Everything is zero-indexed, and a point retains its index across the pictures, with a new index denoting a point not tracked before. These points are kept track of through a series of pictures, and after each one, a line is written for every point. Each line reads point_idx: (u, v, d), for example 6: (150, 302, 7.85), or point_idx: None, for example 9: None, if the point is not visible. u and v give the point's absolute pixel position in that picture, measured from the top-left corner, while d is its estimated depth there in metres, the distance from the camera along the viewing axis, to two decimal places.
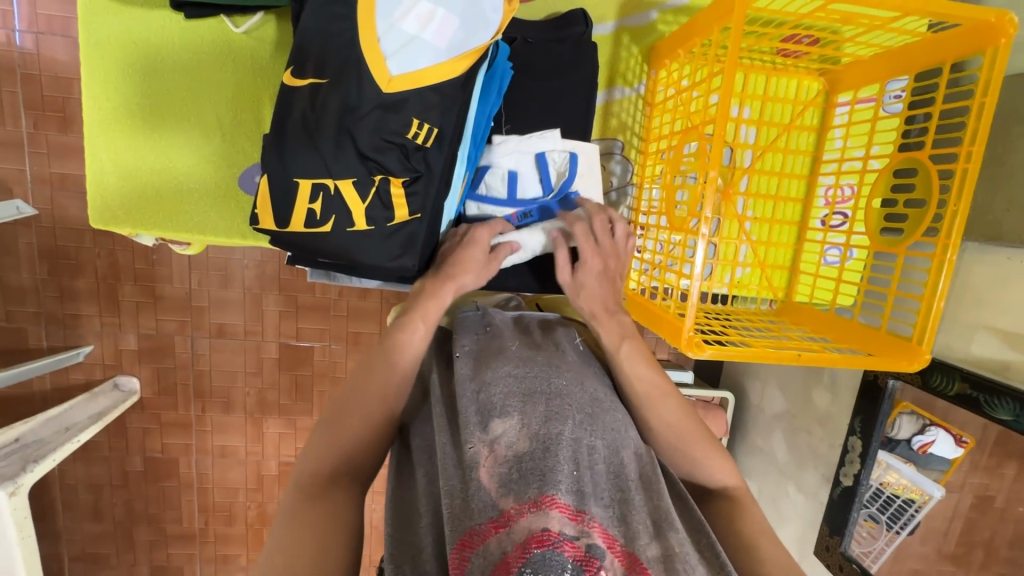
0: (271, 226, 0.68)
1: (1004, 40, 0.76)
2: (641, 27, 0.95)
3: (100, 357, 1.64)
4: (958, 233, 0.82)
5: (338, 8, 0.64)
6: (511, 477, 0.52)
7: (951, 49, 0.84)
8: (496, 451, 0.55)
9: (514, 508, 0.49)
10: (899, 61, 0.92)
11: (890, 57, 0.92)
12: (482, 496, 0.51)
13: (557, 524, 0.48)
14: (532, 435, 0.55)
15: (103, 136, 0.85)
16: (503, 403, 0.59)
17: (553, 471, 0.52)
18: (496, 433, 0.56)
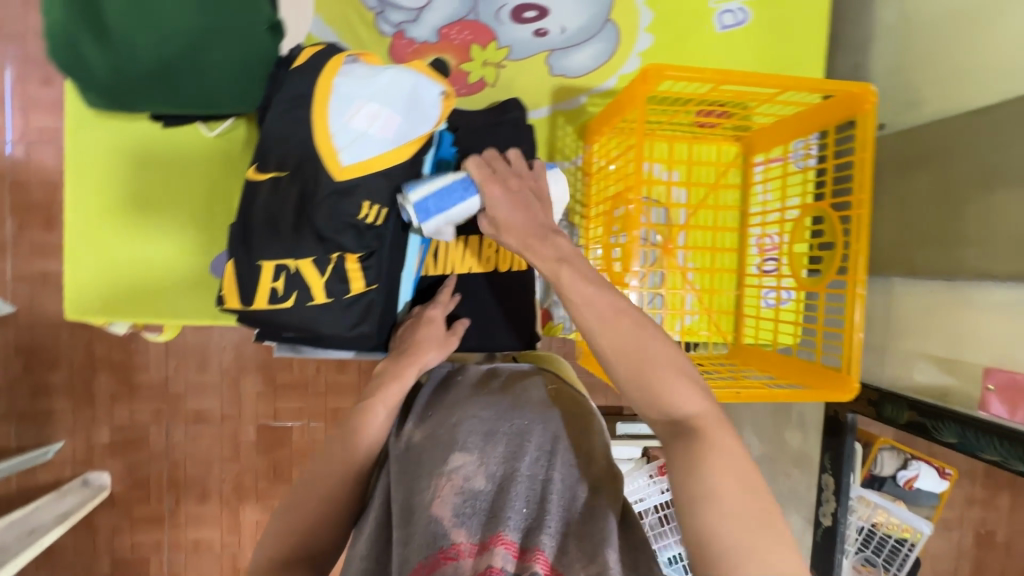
0: (237, 304, 0.73)
1: (868, 105, 0.90)
2: (574, 109, 1.05)
3: (70, 453, 1.62)
4: (864, 269, 0.91)
5: (297, 113, 0.73)
6: (464, 511, 0.56)
7: (831, 115, 0.96)
8: (453, 484, 0.58)
9: (462, 544, 0.53)
10: (794, 125, 1.02)
11: (784, 124, 1.03)
12: (432, 528, 0.54)
13: (500, 559, 0.51)
14: (487, 474, 0.59)
15: (81, 234, 0.91)
16: (465, 442, 0.63)
17: (503, 510, 0.56)
18: (454, 467, 0.60)
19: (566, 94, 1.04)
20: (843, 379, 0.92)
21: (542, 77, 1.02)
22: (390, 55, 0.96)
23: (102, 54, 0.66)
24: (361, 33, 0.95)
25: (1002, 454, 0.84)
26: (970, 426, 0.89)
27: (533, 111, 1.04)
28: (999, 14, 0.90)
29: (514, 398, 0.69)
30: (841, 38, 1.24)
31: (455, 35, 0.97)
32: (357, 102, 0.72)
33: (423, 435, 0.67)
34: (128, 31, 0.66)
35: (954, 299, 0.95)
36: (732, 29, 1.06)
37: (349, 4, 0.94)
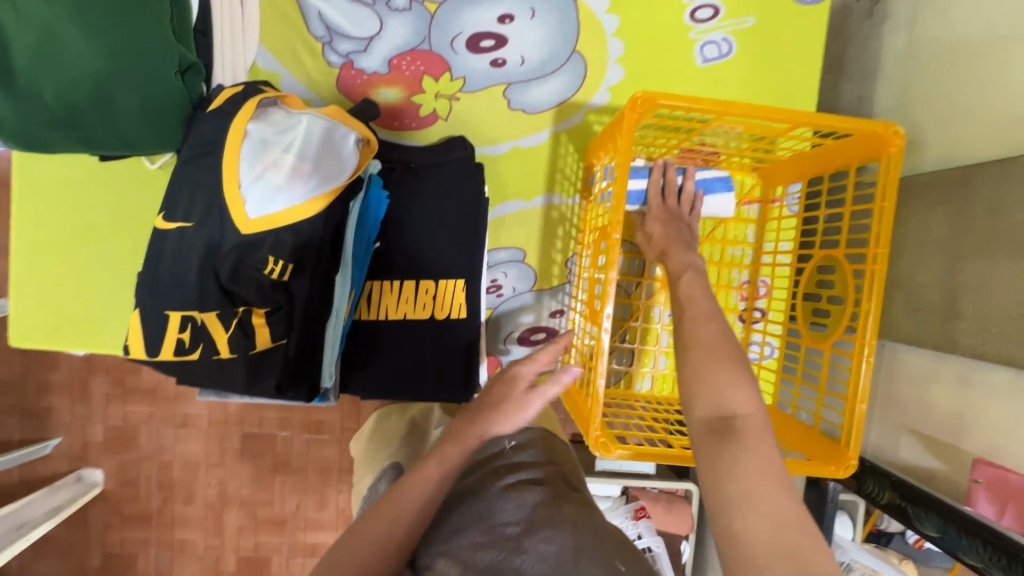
0: (141, 355, 0.69)
1: (893, 151, 0.68)
2: (534, 147, 0.96)
3: (67, 450, 1.68)
4: (873, 331, 0.70)
5: (208, 158, 0.69)
6: None
7: (853, 153, 0.76)
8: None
9: None
10: (810, 161, 0.83)
11: (801, 158, 0.85)
12: None
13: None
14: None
15: (26, 261, 0.91)
16: (442, 542, 0.60)
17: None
18: (436, 575, 0.57)
19: (525, 129, 0.96)
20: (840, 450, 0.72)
21: (500, 111, 0.95)
22: (338, 87, 0.92)
23: (3, 96, 0.65)
24: (309, 65, 0.92)
25: (983, 560, 0.72)
26: (953, 522, 0.76)
27: (487, 147, 0.96)
28: (1012, 48, 0.76)
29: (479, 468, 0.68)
30: (847, 65, 1.10)
31: (407, 65, 0.92)
32: (271, 147, 0.69)
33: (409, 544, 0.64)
34: (34, 74, 0.66)
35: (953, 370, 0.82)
36: (714, 62, 0.97)
37: (297, 34, 0.91)
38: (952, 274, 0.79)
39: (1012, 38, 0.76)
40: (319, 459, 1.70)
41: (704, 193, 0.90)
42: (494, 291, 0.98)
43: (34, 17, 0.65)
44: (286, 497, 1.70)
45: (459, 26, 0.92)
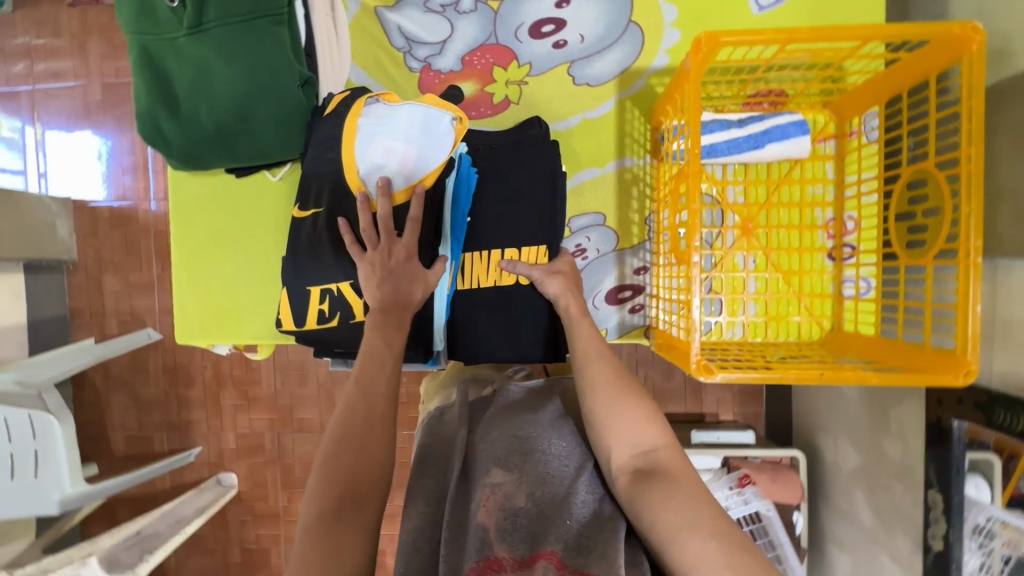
0: (291, 325, 0.84)
1: (976, 47, 0.68)
2: (602, 117, 1.02)
3: (206, 456, 1.91)
4: (977, 233, 0.68)
5: (330, 156, 0.83)
6: (506, 525, 0.64)
7: (932, 63, 0.76)
8: (496, 497, 0.67)
9: (504, 558, 0.60)
10: (886, 83, 0.84)
11: (876, 81, 0.85)
12: (478, 539, 0.62)
13: (540, 570, 0.57)
14: (529, 489, 0.69)
15: (184, 271, 1.09)
16: (505, 458, 0.74)
17: (542, 534, 0.64)
18: (494, 482, 0.70)
19: (591, 102, 1.02)
20: (954, 358, 0.71)
21: (565, 88, 1.02)
22: (420, 89, 1.04)
23: (175, 125, 0.84)
24: (394, 76, 1.04)
25: None
26: None
27: (557, 124, 1.03)
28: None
29: (531, 420, 0.80)
30: None
31: (478, 60, 1.02)
32: (377, 139, 0.81)
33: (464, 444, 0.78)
34: (192, 103, 0.83)
35: None
36: (770, 9, 0.99)
37: (381, 49, 1.04)
38: None
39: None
40: None
41: (781, 139, 0.93)
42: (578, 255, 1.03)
43: (190, 56, 0.82)
44: None
45: (522, 16, 1.01)
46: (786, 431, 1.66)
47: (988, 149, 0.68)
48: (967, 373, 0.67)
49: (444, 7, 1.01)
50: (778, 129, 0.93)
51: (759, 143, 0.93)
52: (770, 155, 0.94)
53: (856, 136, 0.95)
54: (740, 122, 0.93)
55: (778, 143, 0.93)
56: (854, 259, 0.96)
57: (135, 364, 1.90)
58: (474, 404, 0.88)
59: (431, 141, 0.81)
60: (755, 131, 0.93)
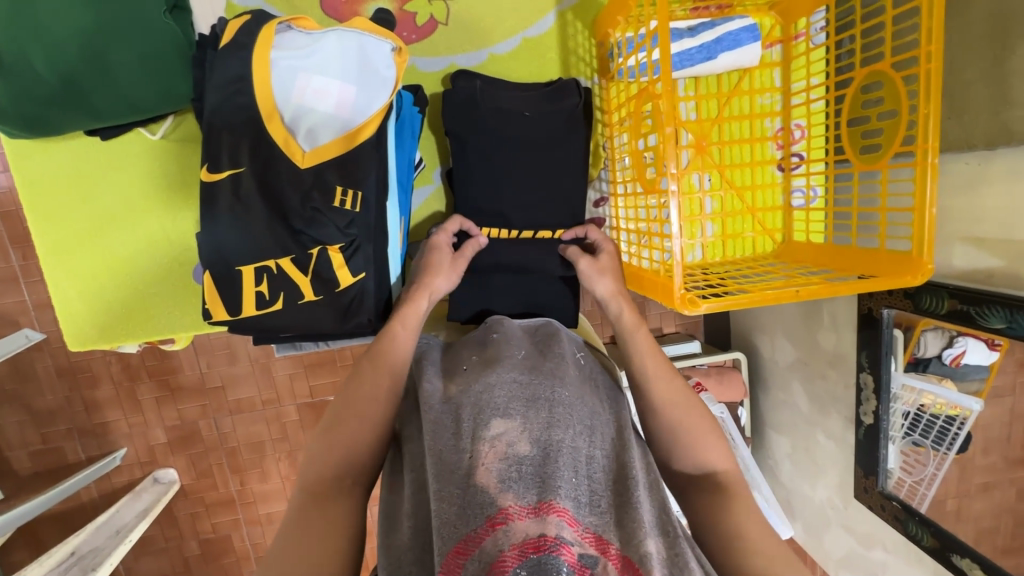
0: (224, 317, 0.71)
1: None
2: (544, 34, 0.91)
3: (135, 457, 1.64)
4: (935, 134, 0.69)
5: (237, 98, 0.66)
6: (511, 475, 0.54)
7: None
8: (498, 449, 0.56)
9: (512, 508, 0.50)
10: None
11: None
12: (481, 495, 0.52)
13: (553, 529, 0.49)
14: (532, 439, 0.57)
15: (58, 266, 0.89)
16: (505, 406, 0.61)
17: (553, 479, 0.53)
18: (496, 433, 0.57)
19: (530, 18, 0.90)
20: (912, 260, 0.74)
21: (498, 3, 0.89)
22: (324, 11, 0.85)
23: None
24: None
25: (1005, 320, 0.79)
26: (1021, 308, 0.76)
27: (497, 47, 0.91)
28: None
29: (552, 365, 0.68)
30: None
31: None
32: (299, 75, 0.66)
33: (453, 390, 0.65)
34: (16, 45, 0.62)
35: (999, 170, 0.80)
36: None
37: None
38: (1001, 63, 0.76)
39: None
40: None
41: (733, 47, 0.88)
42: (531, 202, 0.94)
43: None
44: None
45: None
46: (725, 332, 1.62)
47: (949, 44, 0.67)
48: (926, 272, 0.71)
49: None
50: (730, 36, 0.87)
51: (712, 55, 0.88)
52: (722, 66, 0.89)
53: (803, 40, 0.92)
54: (691, 31, 0.87)
55: (731, 52, 0.88)
56: (802, 169, 0.96)
57: (17, 373, 1.56)
58: (462, 348, 0.76)
59: (367, 73, 0.68)
60: (708, 40, 0.87)
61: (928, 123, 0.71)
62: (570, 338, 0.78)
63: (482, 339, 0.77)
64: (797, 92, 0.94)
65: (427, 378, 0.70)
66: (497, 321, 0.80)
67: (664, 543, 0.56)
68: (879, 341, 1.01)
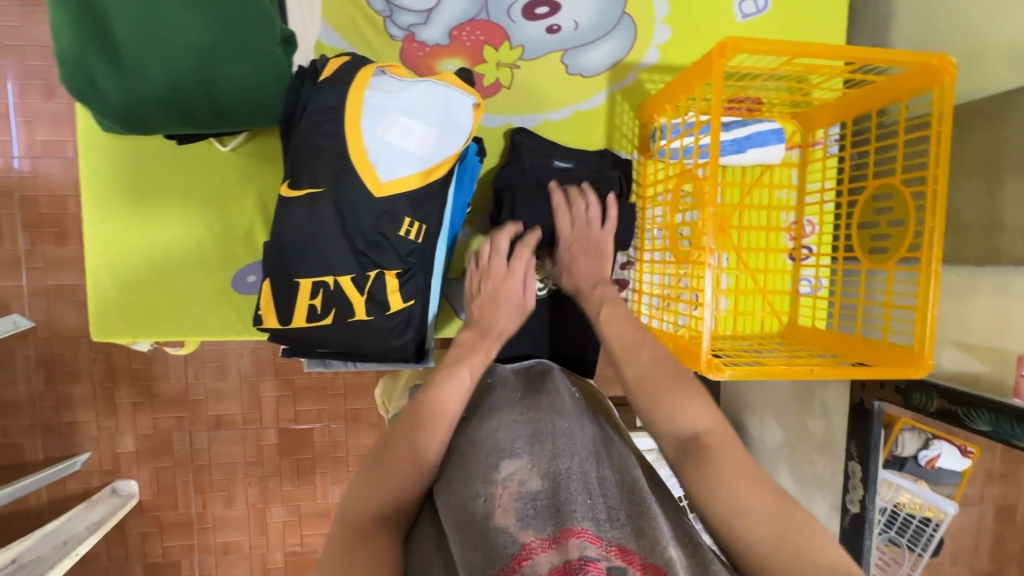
0: (275, 324, 0.74)
1: (948, 79, 0.76)
2: (594, 109, 1.01)
3: (96, 464, 1.56)
4: (937, 244, 0.77)
5: (326, 126, 0.72)
6: (527, 510, 0.55)
7: (905, 88, 0.83)
8: (512, 487, 0.58)
9: (534, 541, 0.51)
10: (858, 102, 0.92)
11: (846, 101, 0.94)
12: (503, 533, 0.53)
13: (577, 549, 0.49)
14: (542, 473, 0.60)
15: (101, 255, 0.90)
16: (512, 446, 0.64)
17: (567, 503, 0.55)
18: (507, 473, 0.60)
19: (583, 93, 1.00)
20: (914, 354, 0.81)
21: (557, 77, 0.99)
22: (402, 60, 0.95)
23: (113, 75, 0.67)
24: (372, 42, 0.94)
25: (990, 423, 0.85)
26: (1005, 414, 0.83)
27: (551, 114, 1.00)
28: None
29: (548, 405, 0.73)
30: (857, 18, 1.16)
31: (466, 36, 0.95)
32: (389, 115, 0.73)
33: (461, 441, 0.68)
34: (138, 52, 0.67)
35: (987, 285, 0.90)
36: (751, 17, 1.03)
37: (357, 9, 0.92)
38: (992, 192, 0.87)
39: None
40: (359, 447, 1.62)
41: (760, 145, 0.99)
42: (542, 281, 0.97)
43: None
44: (330, 488, 1.62)
45: None
46: None
47: (952, 171, 0.77)
48: (927, 366, 0.77)
49: None
50: (759, 135, 0.98)
51: (743, 148, 0.98)
52: (749, 160, 0.99)
53: (820, 148, 1.03)
54: (726, 125, 0.98)
55: (758, 148, 0.98)
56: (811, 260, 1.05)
57: None
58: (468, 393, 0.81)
59: (448, 121, 0.75)
60: (739, 135, 0.98)
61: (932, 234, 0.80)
62: (563, 375, 0.84)
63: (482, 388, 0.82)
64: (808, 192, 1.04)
65: None
66: (494, 372, 0.86)
67: (692, 555, 0.56)
68: (868, 434, 1.06)
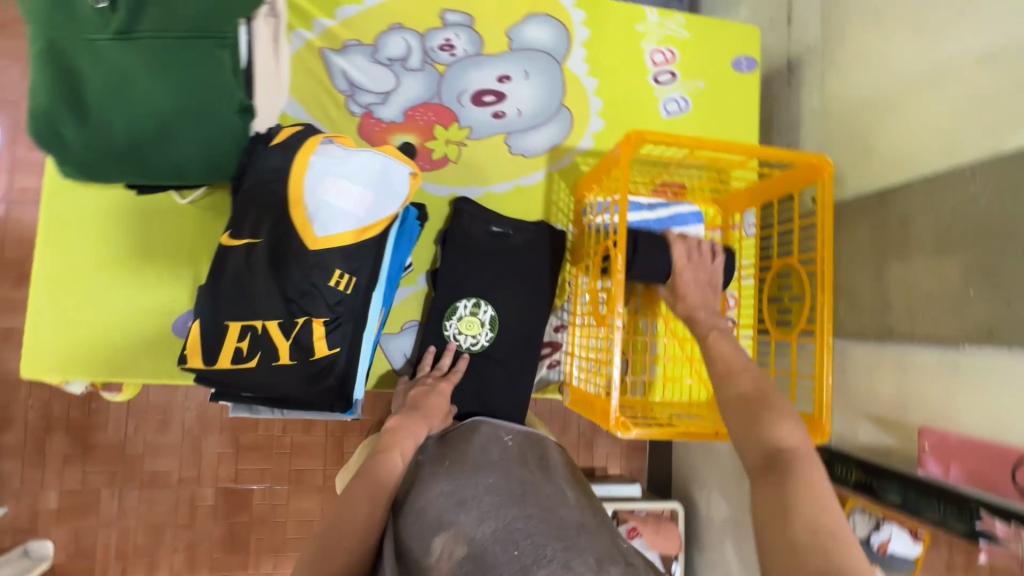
0: (198, 365, 0.76)
1: (827, 174, 0.88)
2: (533, 184, 1.12)
3: (12, 521, 1.46)
4: (830, 319, 0.85)
5: (275, 188, 0.80)
6: None
7: (795, 181, 0.95)
8: (444, 570, 0.58)
9: None
10: (762, 190, 1.03)
11: (754, 189, 1.04)
12: None
13: None
14: (467, 540, 0.60)
15: (45, 295, 0.93)
16: (438, 518, 0.64)
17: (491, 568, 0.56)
18: (437, 552, 0.60)
19: (523, 170, 1.11)
20: (814, 422, 0.86)
21: (500, 155, 1.10)
22: (359, 133, 1.05)
23: (77, 129, 0.75)
24: (334, 116, 1.05)
25: (900, 495, 0.88)
26: (912, 486, 0.87)
27: (494, 186, 1.10)
28: (905, 99, 0.95)
29: (472, 466, 0.74)
30: (775, 121, 1.31)
31: (420, 116, 1.07)
32: (330, 178, 0.81)
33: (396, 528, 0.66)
34: (106, 111, 0.75)
35: (889, 360, 0.95)
36: (675, 115, 1.17)
37: (323, 89, 1.04)
38: (881, 276, 0.97)
39: (906, 91, 0.95)
40: (299, 513, 1.55)
41: (680, 223, 1.08)
42: (472, 343, 1.02)
43: (112, 62, 0.75)
44: (263, 557, 1.52)
45: (465, 83, 1.08)
46: (665, 481, 1.64)
47: (835, 253, 0.87)
48: (825, 433, 0.82)
49: (392, 61, 1.06)
50: (681, 216, 1.08)
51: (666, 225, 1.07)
52: (672, 237, 1.09)
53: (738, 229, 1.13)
54: (650, 207, 1.08)
55: (679, 228, 1.08)
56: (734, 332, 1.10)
57: None
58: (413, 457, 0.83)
59: (387, 188, 0.83)
60: (662, 215, 1.08)
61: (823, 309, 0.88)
62: (489, 427, 0.85)
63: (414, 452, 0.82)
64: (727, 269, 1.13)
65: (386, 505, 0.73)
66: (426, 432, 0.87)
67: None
68: None
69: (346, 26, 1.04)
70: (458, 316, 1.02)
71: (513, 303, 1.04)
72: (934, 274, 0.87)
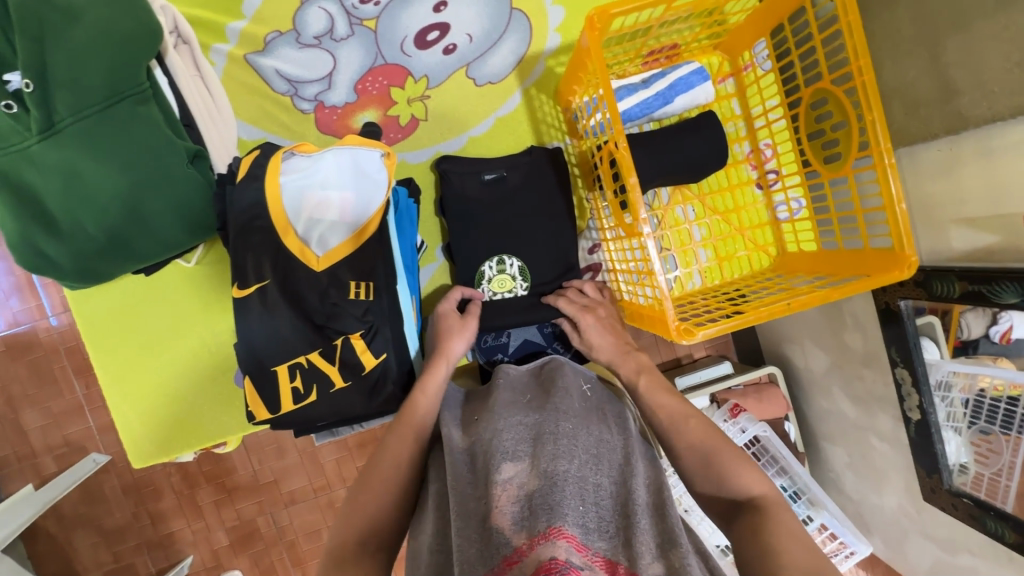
0: (265, 416, 0.78)
1: None
2: (513, 111, 1.03)
3: (201, 564, 1.65)
4: (885, 136, 0.73)
5: (254, 220, 0.76)
6: (523, 514, 0.55)
7: None
8: (508, 490, 0.58)
9: (525, 543, 0.52)
10: (767, 16, 0.88)
11: (759, 15, 0.88)
12: (497, 534, 0.54)
13: (563, 553, 0.49)
14: (540, 474, 0.58)
15: (119, 392, 0.99)
16: (514, 449, 0.63)
17: (560, 505, 0.54)
18: (506, 476, 0.59)
19: (499, 99, 1.02)
20: (897, 256, 0.77)
21: (468, 92, 1.00)
22: (320, 130, 1.00)
23: (57, 242, 0.75)
24: (290, 124, 0.99)
25: (1016, 295, 0.75)
26: None
27: (474, 130, 1.04)
28: None
29: (555, 404, 0.70)
30: None
31: (371, 85, 0.97)
32: (306, 193, 0.76)
33: (468, 441, 0.68)
34: (72, 214, 0.74)
35: (972, 150, 0.80)
36: None
37: (265, 97, 0.97)
38: (937, 59, 0.81)
39: None
40: None
41: (685, 90, 0.95)
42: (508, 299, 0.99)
43: (51, 162, 0.72)
44: None
45: (404, 27, 0.92)
46: (756, 348, 1.58)
47: (874, 56, 0.73)
48: (907, 266, 0.73)
49: (319, 38, 0.91)
50: (682, 80, 0.95)
51: (670, 99, 0.95)
52: (679, 107, 0.97)
53: (751, 69, 0.98)
54: (645, 83, 0.95)
55: (685, 94, 0.95)
56: (780, 184, 1.00)
57: (87, 495, 1.61)
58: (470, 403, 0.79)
59: (366, 181, 0.78)
60: (662, 88, 0.95)
61: (876, 125, 0.76)
62: (573, 371, 0.82)
63: (484, 392, 0.81)
64: (753, 118, 1.01)
65: (449, 425, 0.73)
66: (501, 369, 0.87)
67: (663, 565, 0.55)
68: (904, 333, 0.97)
69: (258, 20, 0.89)
70: (488, 280, 0.98)
71: (535, 242, 0.98)
72: (1000, 34, 0.71)
